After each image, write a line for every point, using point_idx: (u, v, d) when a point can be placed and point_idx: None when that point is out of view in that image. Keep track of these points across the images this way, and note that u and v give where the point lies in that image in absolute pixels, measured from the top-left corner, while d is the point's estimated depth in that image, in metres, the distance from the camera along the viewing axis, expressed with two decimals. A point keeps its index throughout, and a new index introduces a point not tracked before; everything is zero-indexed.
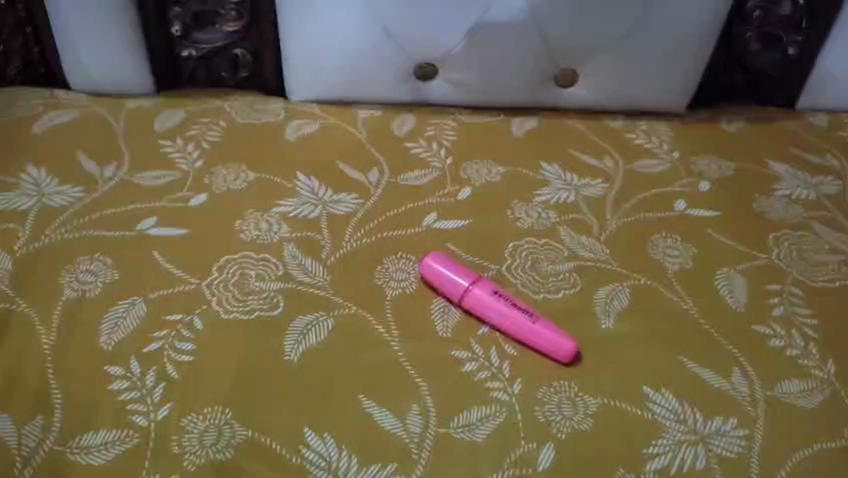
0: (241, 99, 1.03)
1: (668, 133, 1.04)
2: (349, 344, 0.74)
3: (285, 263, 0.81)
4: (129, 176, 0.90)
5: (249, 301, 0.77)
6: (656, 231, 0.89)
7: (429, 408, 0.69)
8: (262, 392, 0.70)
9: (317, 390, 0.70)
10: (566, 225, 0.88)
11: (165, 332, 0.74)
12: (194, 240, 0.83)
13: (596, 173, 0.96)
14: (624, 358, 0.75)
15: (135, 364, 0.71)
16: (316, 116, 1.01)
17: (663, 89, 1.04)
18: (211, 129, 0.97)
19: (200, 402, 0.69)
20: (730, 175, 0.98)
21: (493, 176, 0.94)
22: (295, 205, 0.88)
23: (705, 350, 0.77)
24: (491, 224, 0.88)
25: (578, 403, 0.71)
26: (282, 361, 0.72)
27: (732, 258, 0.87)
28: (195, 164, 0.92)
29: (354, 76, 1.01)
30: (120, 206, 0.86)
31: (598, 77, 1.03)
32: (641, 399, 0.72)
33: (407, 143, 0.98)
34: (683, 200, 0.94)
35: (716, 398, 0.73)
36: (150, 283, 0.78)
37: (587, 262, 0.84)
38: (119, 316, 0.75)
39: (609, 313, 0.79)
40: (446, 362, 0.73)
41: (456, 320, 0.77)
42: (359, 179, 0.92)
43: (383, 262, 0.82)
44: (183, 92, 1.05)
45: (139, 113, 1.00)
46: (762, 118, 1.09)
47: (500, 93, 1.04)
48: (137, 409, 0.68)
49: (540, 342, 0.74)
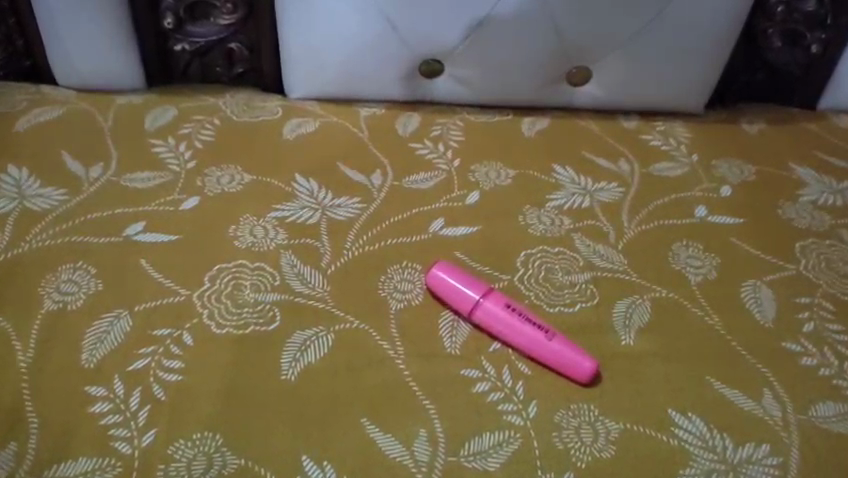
0: (237, 95, 0.98)
1: (685, 134, 0.99)
2: (350, 362, 0.68)
3: (281, 272, 0.75)
4: (117, 178, 0.85)
5: (243, 314, 0.71)
6: (675, 238, 0.84)
7: (437, 433, 0.64)
8: (256, 414, 0.64)
9: (316, 414, 0.65)
10: (581, 231, 0.83)
11: (152, 348, 0.68)
12: (186, 247, 0.77)
13: (611, 176, 0.91)
14: (647, 377, 0.70)
15: (119, 384, 0.66)
16: (315, 115, 0.96)
17: (681, 88, 0.99)
18: (205, 127, 0.92)
19: (189, 427, 0.63)
20: (752, 179, 0.93)
21: (502, 179, 0.89)
22: (294, 209, 0.83)
23: (733, 368, 0.71)
24: (501, 230, 0.83)
25: (598, 428, 0.65)
26: (278, 379, 0.67)
27: (756, 268, 0.81)
28: (187, 166, 0.87)
29: (354, 73, 0.95)
30: (105, 211, 0.81)
31: (611, 73, 0.98)
32: (666, 423, 0.66)
33: (411, 143, 0.93)
34: (703, 206, 0.89)
35: (746, 422, 0.67)
36: (136, 294, 0.72)
37: (604, 273, 0.79)
38: (103, 330, 0.69)
39: (629, 328, 0.73)
40: (455, 382, 0.67)
41: (466, 335, 0.72)
42: (360, 181, 0.87)
43: (387, 271, 0.77)
44: (176, 88, 0.99)
45: (129, 110, 0.94)
46: (783, 119, 1.04)
47: (509, 90, 0.98)
48: (120, 434, 0.62)
49: (556, 360, 0.69)
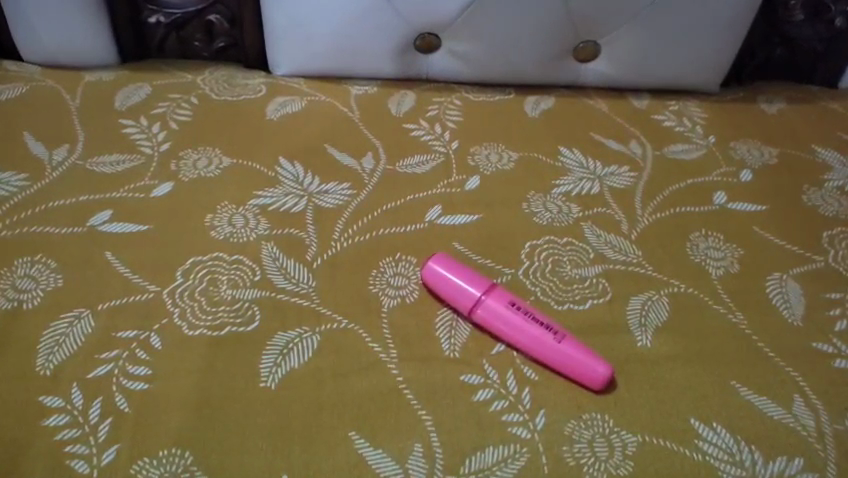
0: (217, 72, 0.92)
1: (700, 114, 0.93)
2: (336, 367, 0.61)
3: (262, 266, 0.68)
4: (82, 162, 0.78)
5: (218, 313, 0.64)
6: (693, 227, 0.77)
7: (434, 449, 0.57)
8: (231, 428, 0.57)
9: (298, 426, 0.58)
10: (591, 220, 0.76)
11: (117, 352, 0.61)
12: (158, 237, 0.70)
13: (622, 159, 0.84)
14: (667, 382, 0.63)
15: (77, 393, 0.58)
16: (301, 94, 0.89)
17: (697, 64, 0.92)
18: (180, 106, 0.85)
19: (155, 443, 0.56)
20: (774, 164, 0.86)
21: (504, 163, 0.82)
22: (277, 196, 0.75)
23: (761, 372, 0.65)
24: (504, 218, 0.76)
25: (614, 441, 0.58)
26: (257, 387, 0.60)
27: (781, 260, 0.75)
28: (161, 148, 0.80)
29: (343, 48, 0.88)
30: (68, 198, 0.73)
31: (621, 48, 0.90)
32: (689, 434, 0.60)
33: (405, 124, 0.86)
34: (721, 192, 0.82)
35: (778, 434, 0.60)
36: (101, 292, 0.65)
37: (617, 266, 0.72)
38: (62, 332, 0.62)
39: (646, 328, 0.67)
40: (454, 389, 0.61)
41: (467, 337, 0.65)
42: (350, 165, 0.80)
43: (379, 265, 0.70)
44: (150, 64, 0.92)
45: (99, 88, 0.87)
46: (803, 99, 0.97)
47: (511, 66, 0.91)
48: (77, 451, 0.55)
49: (566, 364, 0.62)
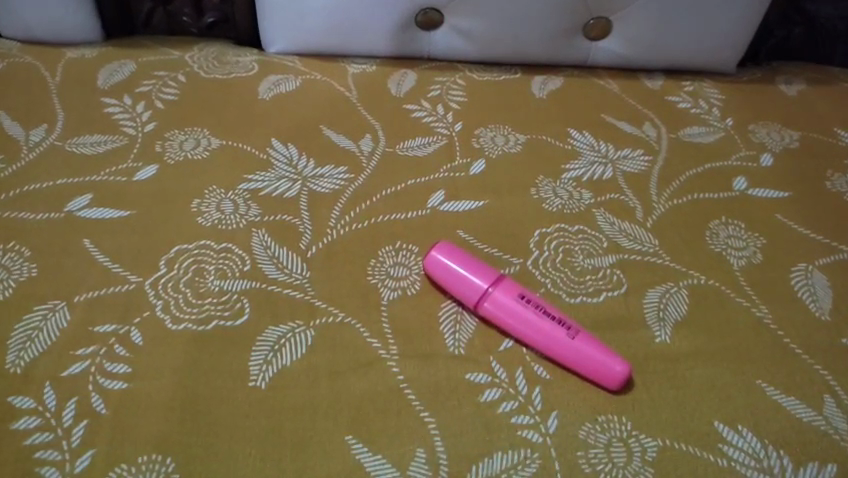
0: (206, 49, 0.86)
1: (716, 95, 0.88)
2: (332, 365, 0.57)
3: (252, 255, 0.64)
4: (61, 143, 0.73)
5: (205, 306, 0.60)
6: (712, 215, 0.72)
7: (439, 454, 0.53)
8: (217, 432, 0.53)
9: (291, 429, 0.53)
10: (604, 207, 0.72)
11: (94, 348, 0.56)
12: (141, 223, 0.66)
13: (635, 142, 0.80)
14: (688, 382, 0.58)
15: (50, 394, 0.54)
16: (296, 72, 0.84)
17: (713, 42, 0.87)
18: (166, 85, 0.80)
19: (135, 448, 0.51)
20: (796, 148, 0.81)
21: (511, 146, 0.77)
22: (269, 180, 0.71)
23: (788, 370, 0.60)
24: (511, 204, 0.71)
25: (633, 446, 0.54)
26: (245, 388, 0.55)
27: (806, 249, 0.70)
28: (145, 128, 0.75)
29: (339, 23, 0.83)
30: (45, 181, 0.68)
31: (634, 25, 0.85)
32: (712, 438, 0.55)
33: (405, 104, 0.81)
34: (741, 177, 0.77)
35: (809, 438, 0.56)
36: (78, 282, 0.61)
37: (632, 256, 0.67)
38: (35, 326, 0.57)
39: (664, 322, 0.62)
40: (459, 389, 0.56)
41: (472, 332, 0.60)
42: (348, 147, 0.75)
43: (378, 254, 0.65)
44: (136, 41, 0.87)
45: (81, 65, 0.82)
46: (824, 80, 0.92)
47: (518, 44, 0.86)
48: (48, 457, 0.51)
49: (580, 362, 0.57)
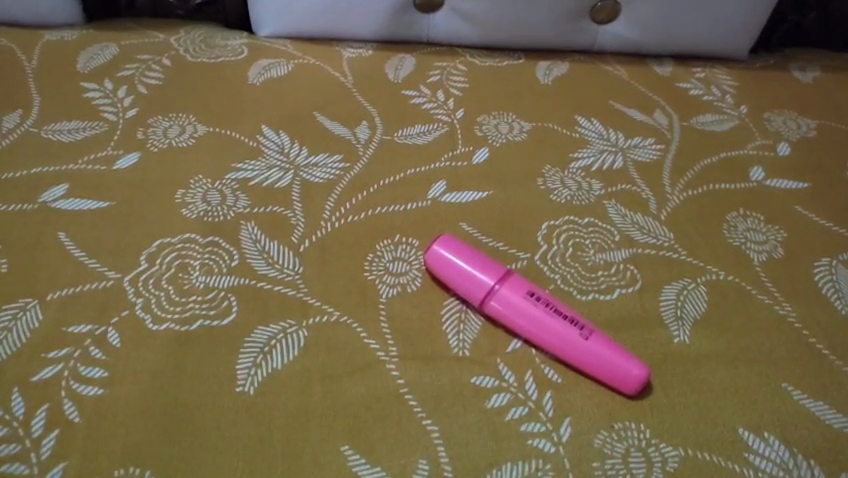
0: (193, 32, 0.82)
1: (729, 82, 0.84)
2: (326, 368, 0.52)
3: (241, 249, 0.59)
4: (36, 129, 0.68)
5: (189, 305, 0.55)
6: (730, 207, 0.68)
7: (443, 465, 0.48)
8: (202, 442, 0.48)
9: (282, 439, 0.49)
10: (615, 198, 0.68)
11: (67, 351, 0.52)
12: (121, 215, 0.61)
13: (646, 130, 0.75)
14: (708, 385, 0.54)
15: (18, 401, 0.49)
16: (288, 56, 0.80)
17: (727, 27, 0.82)
18: (150, 69, 0.76)
19: (111, 461, 0.47)
20: (814, 137, 0.77)
21: (516, 134, 0.73)
22: (260, 169, 0.66)
23: (814, 372, 0.56)
24: (517, 195, 0.67)
25: (653, 456, 0.50)
26: (233, 393, 0.51)
27: (829, 244, 0.66)
28: (127, 114, 0.70)
29: (333, 5, 0.78)
30: (18, 170, 0.64)
31: (644, 9, 0.81)
32: (736, 446, 0.51)
33: (403, 90, 0.77)
34: (759, 167, 0.73)
35: (839, 446, 0.52)
36: (52, 279, 0.56)
37: (646, 250, 0.63)
38: (3, 327, 0.53)
39: (682, 322, 0.58)
40: (464, 394, 0.52)
41: (477, 332, 0.56)
42: (343, 135, 0.71)
43: (376, 248, 0.61)
44: (119, 22, 0.82)
45: (60, 48, 0.77)
46: (840, 67, 0.88)
47: (522, 28, 0.81)
48: (15, 471, 0.46)
49: (594, 365, 0.53)
